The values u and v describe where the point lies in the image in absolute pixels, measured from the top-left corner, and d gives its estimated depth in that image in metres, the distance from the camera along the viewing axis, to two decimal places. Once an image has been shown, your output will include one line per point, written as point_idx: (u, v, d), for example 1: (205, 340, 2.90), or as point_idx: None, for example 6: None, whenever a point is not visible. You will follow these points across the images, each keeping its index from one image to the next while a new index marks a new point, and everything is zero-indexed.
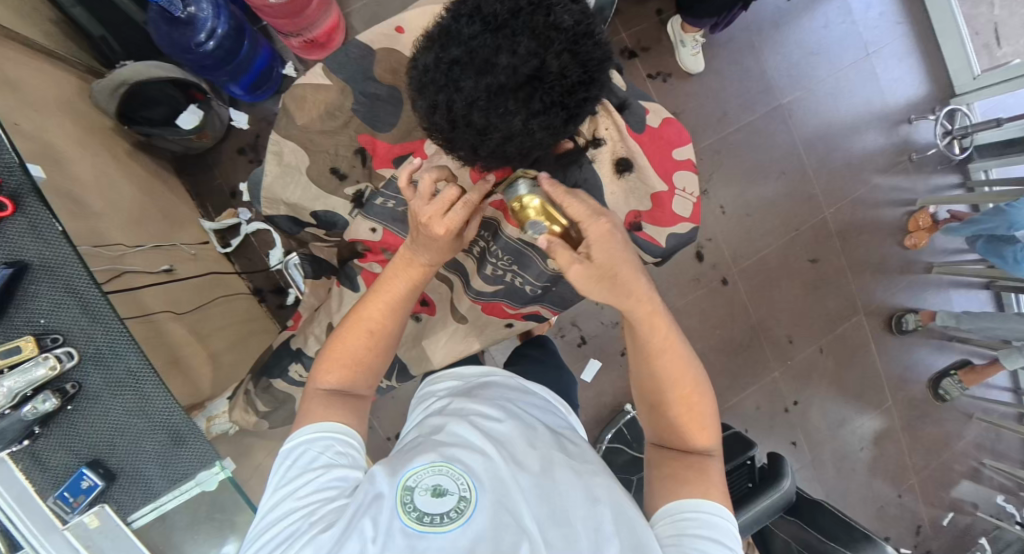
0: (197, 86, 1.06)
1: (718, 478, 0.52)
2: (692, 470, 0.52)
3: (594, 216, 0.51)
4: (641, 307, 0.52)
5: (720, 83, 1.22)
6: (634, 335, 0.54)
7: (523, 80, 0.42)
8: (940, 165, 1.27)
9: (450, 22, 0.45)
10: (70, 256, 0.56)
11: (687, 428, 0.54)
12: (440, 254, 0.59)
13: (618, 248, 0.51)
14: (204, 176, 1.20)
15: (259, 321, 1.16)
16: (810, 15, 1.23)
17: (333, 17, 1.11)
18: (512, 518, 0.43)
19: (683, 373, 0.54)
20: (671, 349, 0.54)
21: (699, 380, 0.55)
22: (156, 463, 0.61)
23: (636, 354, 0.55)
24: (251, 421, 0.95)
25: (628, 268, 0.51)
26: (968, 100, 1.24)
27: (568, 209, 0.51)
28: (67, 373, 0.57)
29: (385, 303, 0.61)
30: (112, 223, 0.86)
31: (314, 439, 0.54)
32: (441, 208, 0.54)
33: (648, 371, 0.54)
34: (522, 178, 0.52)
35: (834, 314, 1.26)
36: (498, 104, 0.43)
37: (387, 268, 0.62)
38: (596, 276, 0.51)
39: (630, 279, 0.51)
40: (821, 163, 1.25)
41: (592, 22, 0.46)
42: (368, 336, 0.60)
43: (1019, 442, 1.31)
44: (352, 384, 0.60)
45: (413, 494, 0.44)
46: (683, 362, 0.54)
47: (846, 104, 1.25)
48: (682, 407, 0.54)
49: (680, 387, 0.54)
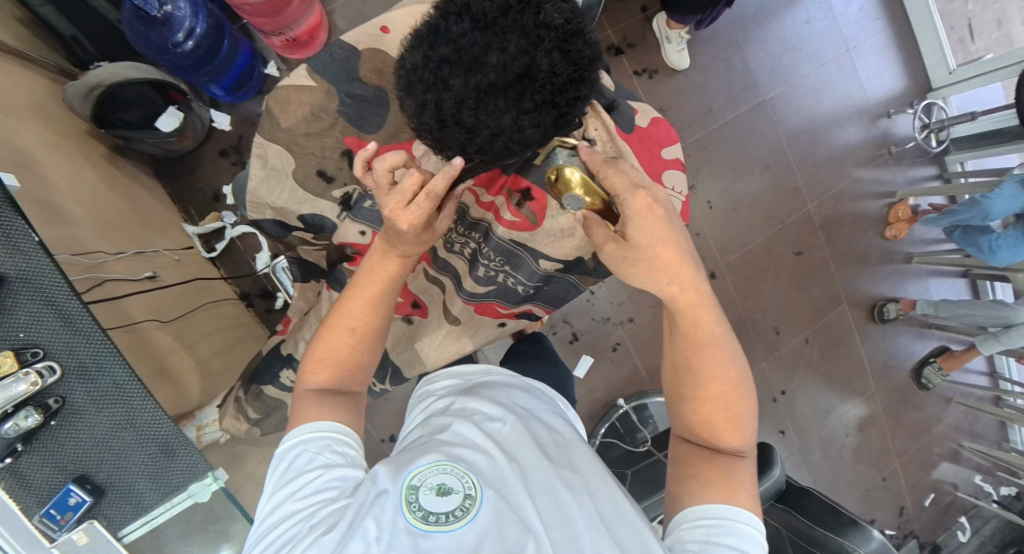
0: (177, 88, 1.02)
1: (749, 480, 0.52)
2: (722, 472, 0.52)
3: (632, 189, 0.49)
4: (684, 297, 0.51)
5: (705, 79, 1.23)
6: (674, 323, 0.54)
7: (513, 79, 0.42)
8: (918, 157, 1.30)
9: (438, 19, 0.44)
10: (50, 267, 0.55)
11: (722, 429, 0.53)
12: (413, 245, 0.57)
13: (662, 227, 0.49)
14: (184, 179, 1.17)
15: (248, 327, 1.14)
16: (793, 11, 1.25)
17: (314, 16, 1.09)
18: (514, 516, 0.43)
19: (721, 371, 0.53)
20: (714, 343, 0.53)
21: (738, 382, 0.54)
22: (145, 476, 0.62)
23: (675, 342, 0.55)
24: (242, 429, 0.94)
25: (671, 253, 0.50)
26: (945, 94, 1.27)
27: (606, 180, 0.51)
28: (49, 388, 0.55)
29: (365, 299, 0.59)
30: (90, 230, 0.84)
31: (311, 439, 0.54)
32: (402, 199, 0.52)
33: (684, 364, 0.54)
34: (560, 149, 0.56)
35: (819, 305, 1.29)
36: (488, 102, 0.42)
37: (365, 261, 0.60)
38: (649, 262, 0.50)
39: (672, 266, 0.50)
40: (805, 156, 1.27)
41: (582, 21, 0.45)
42: (351, 335, 0.59)
43: (996, 424, 1.36)
44: (342, 383, 0.60)
45: (417, 493, 0.44)
46: (724, 359, 0.53)
47: (828, 98, 1.27)
48: (717, 407, 0.53)
49: (717, 384, 0.53)
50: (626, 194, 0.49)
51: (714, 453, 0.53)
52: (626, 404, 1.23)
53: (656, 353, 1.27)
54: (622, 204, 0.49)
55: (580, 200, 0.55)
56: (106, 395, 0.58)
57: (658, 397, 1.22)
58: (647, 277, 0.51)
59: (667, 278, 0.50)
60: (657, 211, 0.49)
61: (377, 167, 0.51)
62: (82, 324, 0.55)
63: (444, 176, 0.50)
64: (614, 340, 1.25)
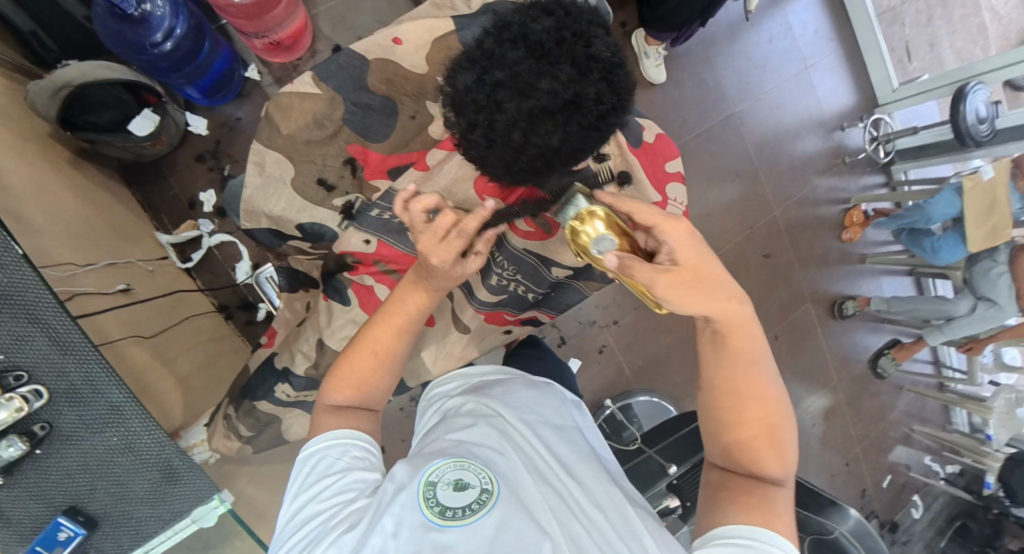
0: (151, 89, 0.96)
1: (787, 512, 0.49)
2: (761, 500, 0.49)
3: (670, 218, 0.49)
4: (722, 311, 0.50)
5: (679, 92, 1.29)
6: (721, 342, 0.52)
7: (563, 104, 0.44)
8: (868, 167, 1.43)
9: (492, 45, 0.47)
10: (35, 283, 0.51)
11: (763, 453, 0.51)
12: (444, 283, 0.57)
13: (696, 246, 0.49)
14: (153, 186, 1.10)
15: (228, 342, 1.09)
16: (758, 30, 1.33)
17: (300, 20, 1.04)
18: (527, 514, 0.48)
19: (762, 391, 0.51)
20: (752, 362, 0.52)
21: (775, 400, 0.52)
22: (146, 502, 0.59)
23: (710, 363, 0.53)
24: (233, 447, 0.91)
25: (712, 270, 0.49)
26: (889, 110, 1.41)
27: (631, 212, 0.50)
28: (35, 413, 0.51)
29: (394, 330, 0.59)
30: (57, 241, 0.78)
31: (330, 445, 0.55)
32: (435, 237, 0.51)
33: (724, 385, 0.52)
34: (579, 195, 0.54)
35: (787, 303, 1.38)
36: (538, 125, 0.45)
37: (394, 290, 0.60)
38: (689, 277, 0.48)
39: (710, 283, 0.49)
40: (770, 166, 1.36)
41: (624, 54, 0.49)
42: (373, 358, 0.59)
43: (939, 408, 1.51)
44: (363, 401, 0.60)
45: (435, 489, 0.48)
46: (761, 379, 0.52)
47: (789, 112, 1.37)
48: (754, 428, 0.51)
49: (762, 404, 0.51)
50: (657, 223, 0.49)
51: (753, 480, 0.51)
52: (612, 405, 1.25)
53: (640, 353, 1.31)
54: (665, 234, 0.49)
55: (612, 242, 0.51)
56: (99, 420, 0.55)
57: (643, 396, 1.26)
58: (694, 300, 0.48)
59: (705, 294, 0.48)
60: (689, 233, 0.49)
61: (411, 206, 0.51)
62: (73, 343, 0.52)
63: (477, 218, 0.52)
64: (600, 342, 1.29)
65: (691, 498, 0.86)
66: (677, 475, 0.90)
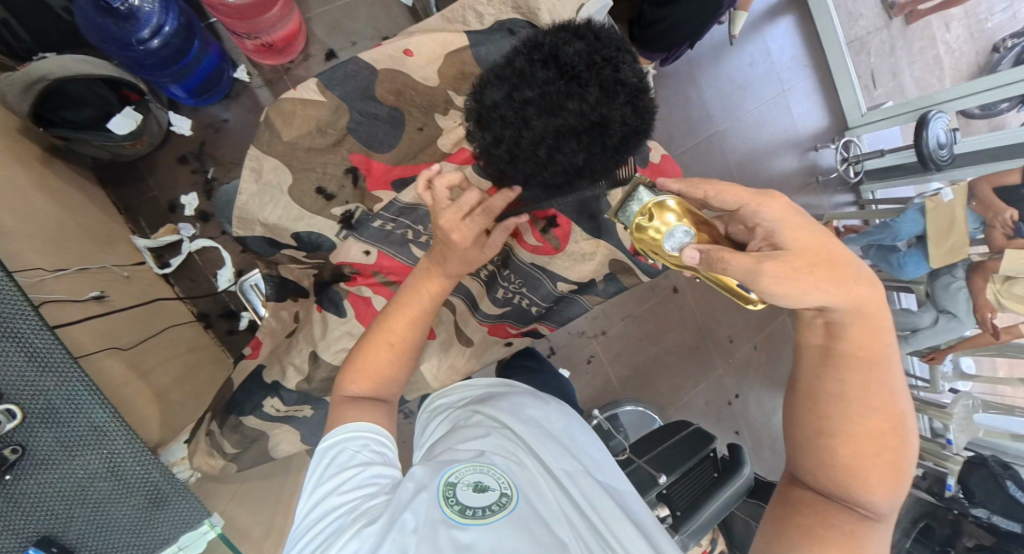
0: (133, 87, 0.91)
1: (876, 546, 0.47)
2: (845, 533, 0.47)
3: (767, 195, 0.44)
4: (853, 303, 0.44)
5: (667, 110, 1.33)
6: (835, 335, 0.46)
7: (589, 125, 0.44)
8: (839, 186, 1.53)
9: (523, 64, 0.47)
10: (13, 293, 0.46)
11: (871, 480, 0.46)
12: (463, 266, 0.57)
13: (812, 227, 0.44)
14: (129, 188, 1.04)
15: (207, 352, 1.03)
16: (739, 53, 1.39)
17: (294, 23, 1.01)
18: (543, 521, 0.48)
19: (887, 406, 0.46)
20: (879, 368, 0.46)
21: (898, 415, 0.46)
22: (129, 528, 0.55)
23: (832, 371, 0.47)
24: (216, 465, 0.87)
25: (836, 253, 0.44)
26: (859, 133, 1.50)
27: (717, 195, 0.46)
28: (7, 435, 0.47)
29: (409, 318, 0.58)
30: (30, 246, 0.73)
31: (349, 438, 0.53)
32: (462, 215, 0.52)
33: (839, 395, 0.46)
34: (641, 186, 0.47)
35: (765, 315, 1.45)
36: (564, 145, 0.45)
37: (410, 280, 0.59)
38: (802, 263, 0.42)
39: (837, 270, 0.43)
40: (751, 183, 1.41)
41: (648, 82, 0.49)
42: (391, 351, 0.58)
43: None
44: (381, 391, 0.59)
45: (455, 489, 0.48)
46: (888, 391, 0.46)
47: (768, 133, 1.43)
48: (870, 448, 0.46)
49: (878, 419, 0.46)
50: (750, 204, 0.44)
51: (836, 506, 0.48)
52: (600, 415, 1.24)
53: (628, 364, 1.33)
54: (755, 211, 0.44)
55: (686, 237, 0.45)
56: (79, 440, 0.51)
57: (629, 405, 1.26)
58: (819, 294, 0.43)
59: (816, 279, 0.42)
60: (799, 216, 0.44)
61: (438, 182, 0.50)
62: (53, 359, 0.48)
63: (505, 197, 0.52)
64: (588, 353, 1.30)
65: (681, 508, 0.89)
66: (667, 484, 0.91)
